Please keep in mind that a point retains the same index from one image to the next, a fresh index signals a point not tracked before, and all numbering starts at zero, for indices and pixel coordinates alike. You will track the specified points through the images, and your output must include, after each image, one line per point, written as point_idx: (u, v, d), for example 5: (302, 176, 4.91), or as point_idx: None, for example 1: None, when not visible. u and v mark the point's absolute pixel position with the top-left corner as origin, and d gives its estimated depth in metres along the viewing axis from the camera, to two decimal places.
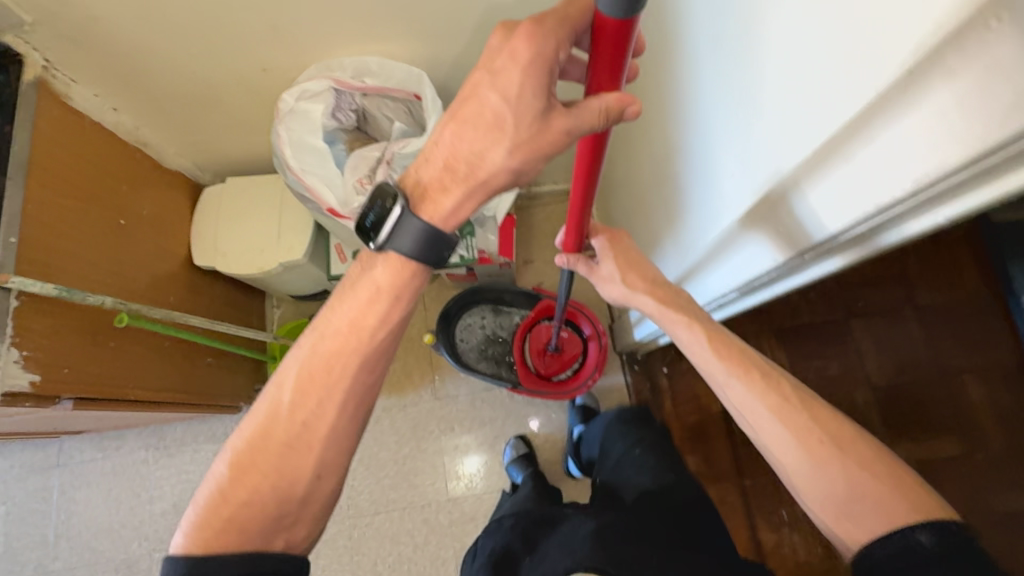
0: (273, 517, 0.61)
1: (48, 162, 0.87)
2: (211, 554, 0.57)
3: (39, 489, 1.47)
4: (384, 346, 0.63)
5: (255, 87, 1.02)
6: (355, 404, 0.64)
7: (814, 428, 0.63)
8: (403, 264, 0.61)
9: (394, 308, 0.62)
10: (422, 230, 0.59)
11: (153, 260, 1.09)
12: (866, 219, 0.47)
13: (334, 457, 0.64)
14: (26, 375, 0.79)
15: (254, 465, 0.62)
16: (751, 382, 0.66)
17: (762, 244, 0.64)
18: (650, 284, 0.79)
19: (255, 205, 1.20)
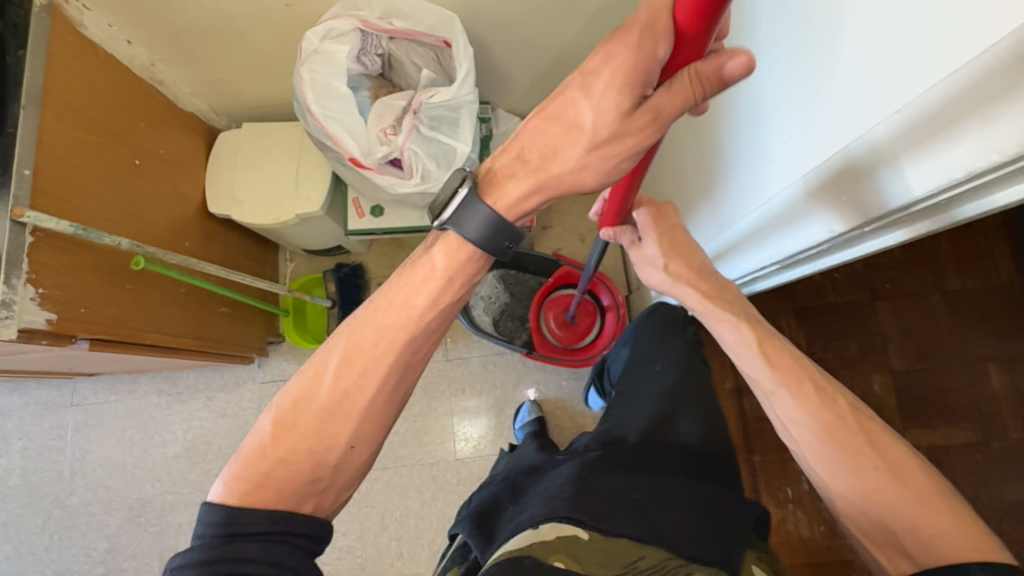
0: (305, 480, 0.59)
1: (64, 93, 0.83)
2: (245, 505, 0.56)
3: (55, 426, 1.50)
4: (431, 327, 0.62)
5: (277, 25, 0.97)
6: (398, 380, 0.62)
7: (872, 455, 0.63)
8: (459, 245, 0.59)
9: (446, 290, 0.60)
10: (490, 221, 0.56)
11: (169, 201, 1.06)
12: (950, 185, 0.43)
13: (371, 431, 0.62)
14: (43, 313, 0.78)
15: (296, 426, 0.60)
16: (802, 395, 0.67)
17: (816, 216, 0.60)
18: (695, 274, 0.73)
19: (272, 153, 1.16)
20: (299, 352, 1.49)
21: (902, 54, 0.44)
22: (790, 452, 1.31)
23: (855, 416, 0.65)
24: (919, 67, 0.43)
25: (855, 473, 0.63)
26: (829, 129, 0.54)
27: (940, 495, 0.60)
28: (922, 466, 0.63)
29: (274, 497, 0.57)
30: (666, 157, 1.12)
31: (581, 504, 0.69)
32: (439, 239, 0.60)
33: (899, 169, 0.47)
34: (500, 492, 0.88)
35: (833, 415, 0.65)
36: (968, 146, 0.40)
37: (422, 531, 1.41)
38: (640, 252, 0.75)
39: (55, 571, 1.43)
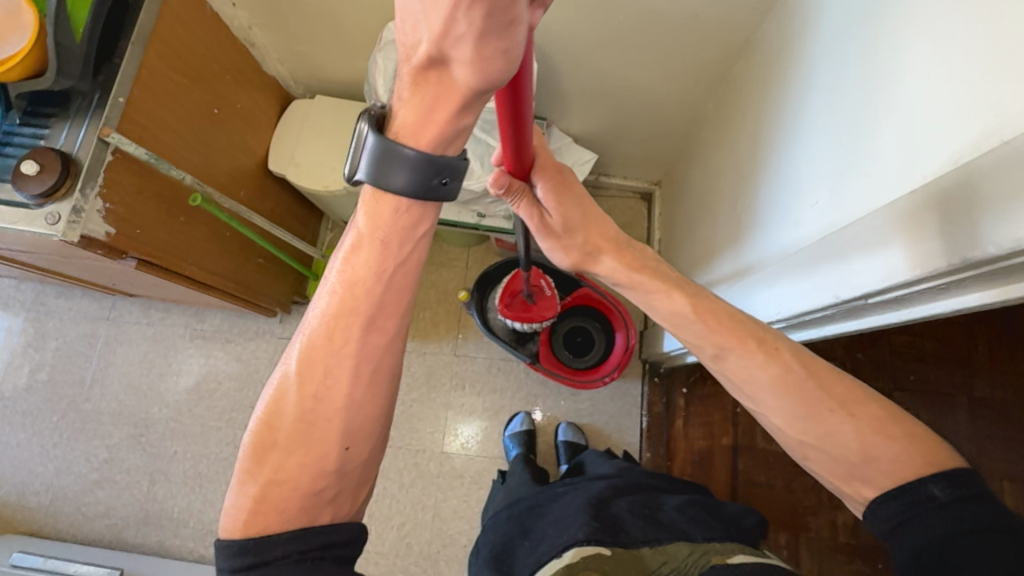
0: (310, 494, 0.54)
1: (167, 37, 0.92)
2: (256, 535, 0.52)
3: (88, 335, 1.61)
4: (387, 298, 0.54)
5: (366, 12, 1.05)
6: (372, 365, 0.56)
7: (823, 397, 0.61)
8: (381, 196, 0.50)
9: (386, 254, 0.52)
10: (410, 159, 0.47)
11: (235, 152, 1.15)
12: (954, 267, 0.43)
13: (362, 426, 0.57)
14: (104, 225, 0.85)
15: (278, 442, 0.55)
16: (749, 356, 0.64)
17: (831, 276, 0.60)
18: (614, 248, 0.76)
19: (336, 125, 1.25)
20: None
21: (950, 125, 0.46)
22: None
23: (801, 362, 0.63)
24: (963, 137, 0.45)
25: (808, 417, 0.62)
26: (879, 183, 0.56)
27: (895, 422, 0.60)
28: (874, 398, 0.62)
29: (284, 519, 0.53)
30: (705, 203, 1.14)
31: (597, 526, 0.79)
32: (359, 198, 0.52)
33: (913, 244, 0.47)
34: (510, 534, 0.93)
35: (782, 365, 0.63)
36: (975, 232, 0.41)
37: (394, 513, 1.44)
38: (549, 229, 0.76)
39: (55, 468, 1.52)
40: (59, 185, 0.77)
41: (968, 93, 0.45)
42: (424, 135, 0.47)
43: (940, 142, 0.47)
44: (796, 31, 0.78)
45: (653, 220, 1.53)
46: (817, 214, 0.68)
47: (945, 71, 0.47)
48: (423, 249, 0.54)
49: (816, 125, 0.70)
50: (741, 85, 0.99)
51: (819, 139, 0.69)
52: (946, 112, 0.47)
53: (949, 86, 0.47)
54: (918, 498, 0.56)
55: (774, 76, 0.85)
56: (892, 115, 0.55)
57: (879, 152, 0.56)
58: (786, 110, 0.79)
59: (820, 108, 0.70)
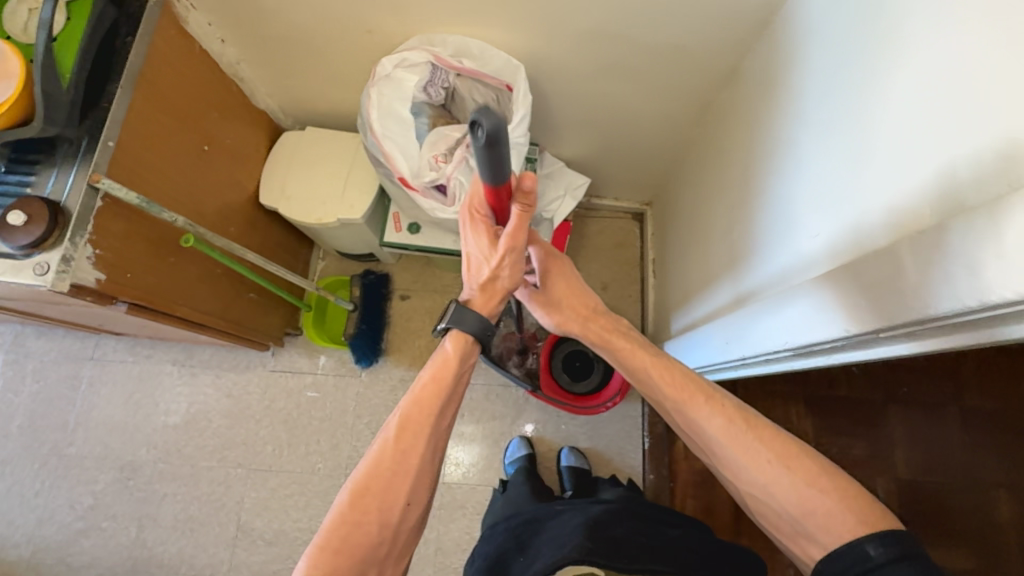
0: (376, 540, 0.64)
1: (155, 78, 0.91)
2: (326, 575, 0.60)
3: (70, 376, 1.55)
4: (458, 392, 0.71)
5: (356, 47, 1.05)
6: (439, 440, 0.69)
7: (762, 449, 0.63)
8: (460, 337, 0.72)
9: (464, 361, 0.71)
10: (479, 316, 0.72)
11: (224, 189, 1.13)
12: (976, 307, 0.42)
13: (423, 489, 0.67)
14: (94, 273, 0.83)
15: (367, 493, 0.64)
16: (695, 409, 0.68)
17: (840, 309, 0.59)
18: (585, 316, 0.81)
19: (327, 157, 1.24)
20: (312, 347, 1.53)
21: (961, 160, 0.46)
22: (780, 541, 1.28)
23: (745, 416, 0.66)
24: (975, 173, 0.45)
25: (745, 467, 0.64)
26: (885, 213, 0.56)
27: (827, 476, 0.60)
28: (807, 451, 0.63)
29: (351, 562, 0.62)
30: (700, 225, 1.15)
31: (593, 546, 0.79)
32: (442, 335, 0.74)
33: (927, 282, 0.46)
34: (507, 545, 0.94)
35: (727, 417, 0.66)
36: (990, 274, 0.40)
37: None
38: (537, 300, 0.84)
39: (37, 517, 1.46)
40: (47, 235, 0.75)
41: (979, 129, 0.44)
42: (484, 306, 0.73)
43: (950, 176, 0.47)
44: (789, 59, 0.79)
45: (645, 239, 1.54)
46: (819, 240, 0.68)
47: (955, 107, 0.47)
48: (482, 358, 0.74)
49: (815, 153, 0.70)
50: (731, 111, 1.01)
51: (818, 168, 0.69)
52: (955, 147, 0.47)
53: (959, 122, 0.47)
54: (854, 559, 0.56)
55: (767, 102, 0.85)
56: (897, 147, 0.54)
57: (883, 183, 0.56)
58: (780, 138, 0.80)
59: (818, 135, 0.70)
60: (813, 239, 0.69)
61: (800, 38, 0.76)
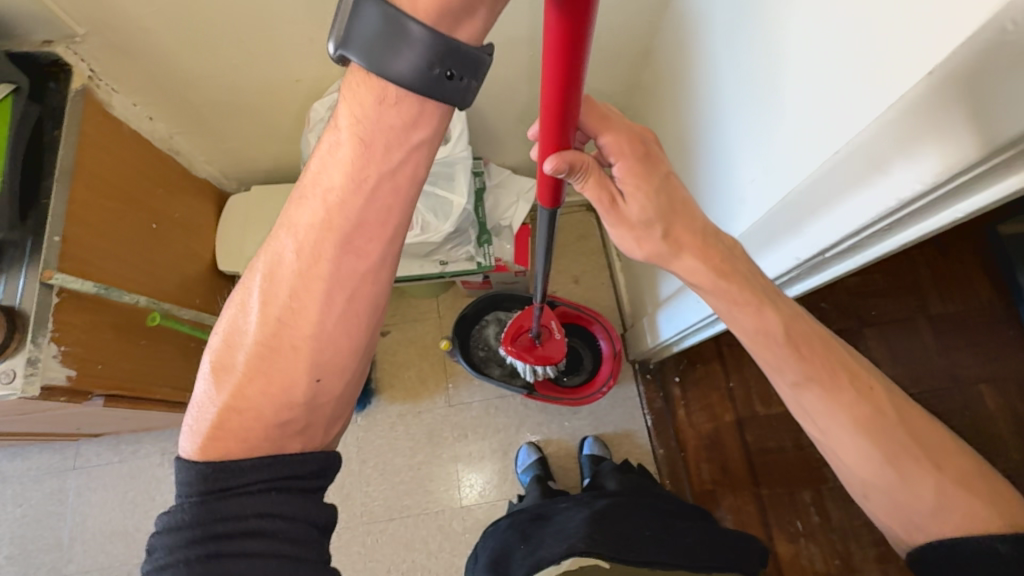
0: (275, 423, 0.52)
1: (91, 165, 0.90)
2: (215, 460, 0.50)
3: (55, 491, 1.48)
4: (367, 216, 0.50)
5: (286, 97, 1.07)
6: (346, 288, 0.52)
7: (911, 446, 0.61)
8: (373, 85, 0.47)
9: (361, 161, 0.49)
10: (415, 43, 0.44)
11: (183, 261, 1.12)
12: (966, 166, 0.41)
13: (334, 356, 0.53)
14: (64, 370, 0.81)
15: (236, 364, 0.53)
16: (838, 390, 0.62)
17: (816, 231, 0.58)
18: (697, 241, 0.64)
19: (279, 211, 1.24)
20: None
21: (860, 70, 0.49)
22: (797, 482, 1.32)
23: (892, 405, 0.62)
24: (870, 80, 0.48)
25: (891, 467, 0.61)
26: (806, 140, 0.58)
27: (975, 477, 0.60)
28: (956, 449, 0.62)
29: (250, 445, 0.51)
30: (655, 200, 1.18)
31: (601, 538, 0.82)
32: (345, 83, 0.49)
33: (876, 178, 0.48)
34: (510, 541, 0.95)
35: (873, 408, 0.62)
36: (948, 140, 0.41)
37: None
38: (620, 211, 0.63)
39: None
40: (7, 343, 0.74)
41: (867, 38, 0.47)
42: (427, 6, 0.43)
43: (853, 89, 0.50)
44: (694, 34, 0.85)
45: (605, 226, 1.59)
46: (757, 183, 0.71)
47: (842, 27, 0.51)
48: (412, 163, 0.50)
49: (740, 104, 0.73)
50: (653, 88, 1.07)
51: (744, 117, 0.72)
52: (850, 62, 0.50)
53: (847, 40, 0.50)
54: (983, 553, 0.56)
55: (684, 74, 0.90)
56: (804, 77, 0.58)
57: (799, 113, 0.59)
58: (699, 104, 0.87)
59: (740, 90, 0.74)
60: (753, 184, 0.72)
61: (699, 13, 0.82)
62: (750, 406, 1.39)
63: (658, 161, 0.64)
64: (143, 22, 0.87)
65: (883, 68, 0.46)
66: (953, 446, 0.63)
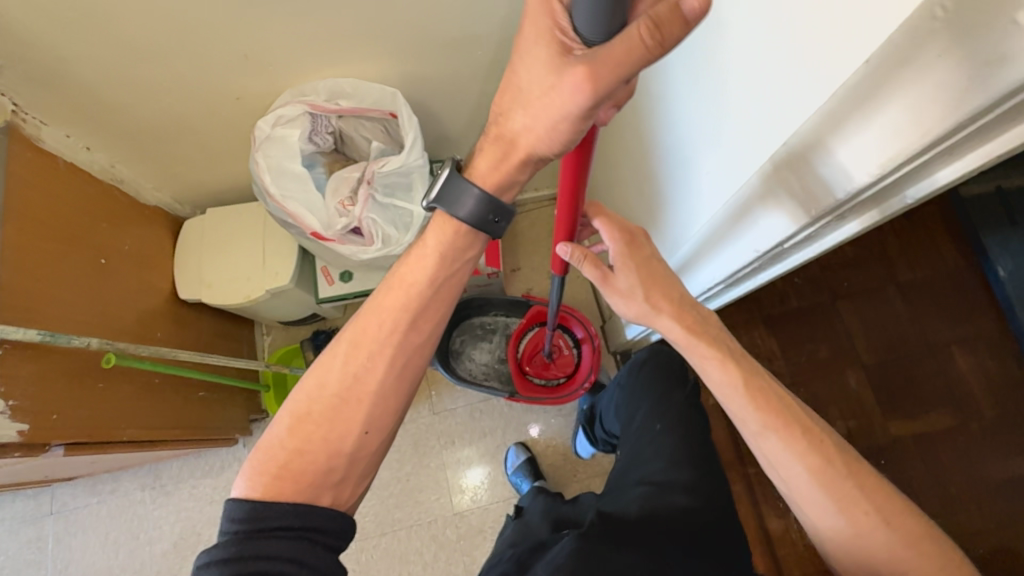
0: (322, 470, 0.61)
1: (24, 206, 0.86)
2: (269, 498, 0.58)
3: (34, 539, 1.43)
4: (429, 303, 0.65)
5: (231, 117, 1.02)
6: (404, 362, 0.65)
7: (861, 500, 0.65)
8: (449, 222, 0.63)
9: (439, 266, 0.64)
10: (478, 197, 0.61)
11: (138, 294, 1.08)
12: (874, 181, 0.46)
13: (381, 415, 0.64)
14: (15, 425, 0.78)
15: (308, 413, 0.63)
16: (795, 442, 0.67)
17: (774, 226, 0.59)
18: (675, 308, 0.71)
19: (237, 233, 1.20)
20: None
21: (790, 65, 0.47)
22: None
23: (842, 457, 0.66)
24: (813, 65, 0.44)
25: (843, 515, 0.65)
26: (761, 130, 0.54)
27: (926, 537, 0.64)
28: (910, 509, 0.65)
29: (298, 488, 0.59)
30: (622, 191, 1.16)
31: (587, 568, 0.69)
32: (429, 223, 0.65)
33: (820, 176, 0.50)
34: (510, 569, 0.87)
35: (821, 458, 0.66)
36: (887, 137, 0.42)
37: None
38: (615, 286, 0.71)
39: None
40: None
41: (801, 23, 0.44)
42: (486, 178, 0.61)
43: (789, 84, 0.48)
44: None
45: None
46: (714, 176, 0.67)
47: (775, 11, 0.48)
48: (467, 270, 0.67)
49: (685, 95, 0.70)
50: None
51: (691, 109, 0.69)
52: (787, 50, 0.47)
53: (779, 27, 0.47)
54: None
55: None
56: (738, 70, 0.56)
57: (744, 104, 0.56)
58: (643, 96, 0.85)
59: (678, 82, 0.72)
60: (711, 176, 0.68)
61: None
62: None
63: (643, 247, 0.72)
64: (62, 51, 0.82)
65: (820, 55, 0.43)
66: (908, 506, 0.66)
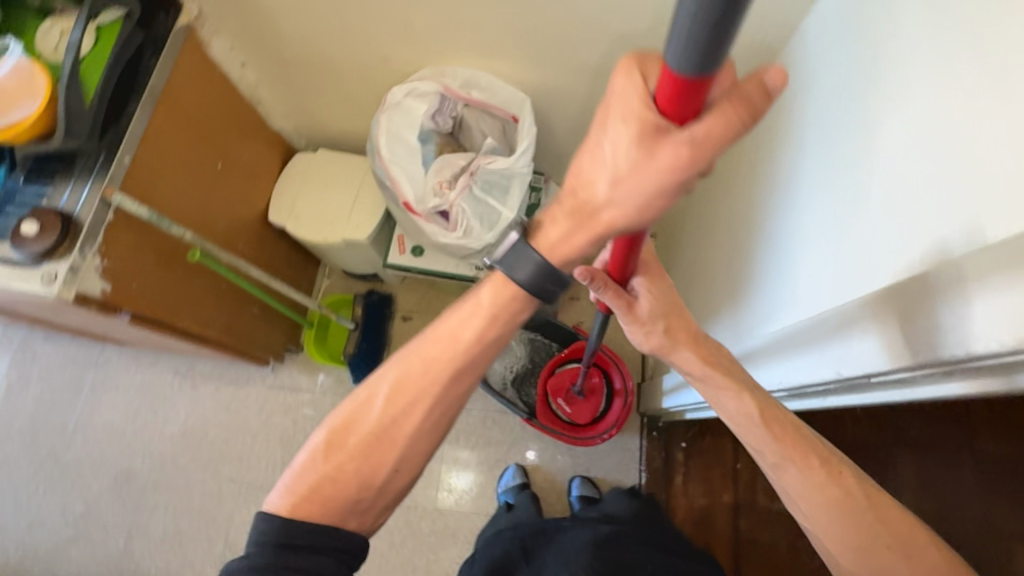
0: (352, 500, 0.62)
1: (176, 97, 0.94)
2: (299, 517, 0.60)
3: (73, 382, 1.57)
4: (475, 362, 0.62)
5: (371, 74, 1.09)
6: (441, 411, 0.63)
7: (883, 533, 0.60)
8: (503, 279, 0.59)
9: (492, 327, 0.60)
10: (539, 263, 0.56)
11: (236, 204, 1.16)
12: (971, 356, 0.42)
13: (413, 454, 0.64)
14: (101, 282, 0.85)
15: (344, 444, 0.63)
16: (812, 473, 0.62)
17: (868, 353, 0.54)
18: (693, 341, 0.69)
19: (336, 179, 1.26)
20: (311, 364, 1.53)
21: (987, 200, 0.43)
22: None
23: (864, 490, 0.62)
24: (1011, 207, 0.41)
25: (862, 550, 0.60)
26: (895, 264, 0.53)
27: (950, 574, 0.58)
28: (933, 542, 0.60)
29: (323, 512, 0.61)
30: (712, 256, 1.13)
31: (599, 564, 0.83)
32: (485, 277, 0.61)
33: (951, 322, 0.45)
34: (512, 549, 0.96)
35: (840, 491, 0.61)
36: None
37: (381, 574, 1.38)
38: (636, 314, 0.69)
39: (30, 521, 1.47)
40: (58, 244, 0.79)
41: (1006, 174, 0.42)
42: (552, 248, 0.55)
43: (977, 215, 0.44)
44: (791, 113, 0.82)
45: None
46: (822, 284, 0.67)
47: (956, 160, 0.47)
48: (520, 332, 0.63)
49: (822, 199, 0.70)
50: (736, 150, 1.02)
51: (822, 214, 0.69)
52: (982, 196, 0.44)
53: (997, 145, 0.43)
54: None
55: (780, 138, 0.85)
56: (918, 182, 0.52)
57: (913, 220, 0.52)
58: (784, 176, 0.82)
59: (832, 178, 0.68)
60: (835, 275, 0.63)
61: (811, 81, 0.78)
62: (750, 493, 1.32)
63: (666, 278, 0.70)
64: None
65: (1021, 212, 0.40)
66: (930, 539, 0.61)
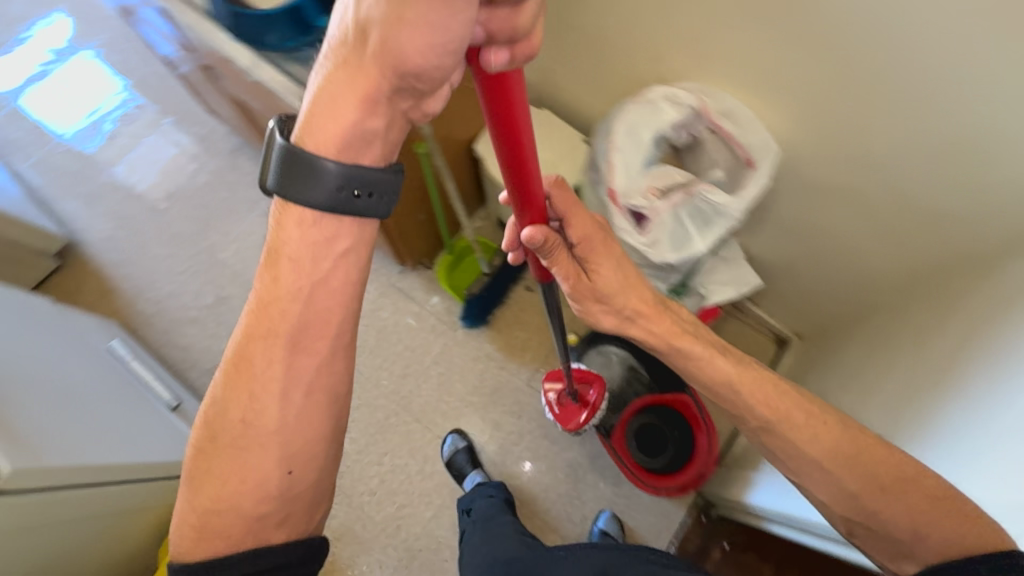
0: (260, 499, 0.68)
1: None
2: (204, 555, 0.66)
3: (250, 199, 1.79)
4: (306, 312, 0.66)
5: (633, 66, 1.12)
6: (296, 384, 0.67)
7: (876, 487, 0.74)
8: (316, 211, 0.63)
9: (309, 245, 0.63)
10: (328, 167, 0.60)
11: (459, 121, 1.26)
12: None
13: (300, 450, 0.69)
14: None
15: (207, 462, 0.68)
16: (800, 438, 0.77)
17: None
18: (653, 310, 0.83)
19: (545, 141, 1.33)
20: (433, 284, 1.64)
21: None
22: None
23: (854, 443, 0.76)
24: None
25: (853, 490, 0.74)
26: None
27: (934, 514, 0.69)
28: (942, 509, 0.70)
29: (233, 509, 0.67)
30: (924, 358, 0.96)
31: None
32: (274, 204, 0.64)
33: None
34: None
35: (830, 444, 0.76)
36: None
37: (401, 491, 1.45)
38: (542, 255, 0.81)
39: (171, 289, 1.71)
40: None
41: None
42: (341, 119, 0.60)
43: None
44: None
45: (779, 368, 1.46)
46: (1016, 468, 0.66)
47: None
48: (340, 256, 0.65)
49: None
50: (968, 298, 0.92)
51: None
52: None
53: None
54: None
55: None
56: None
57: None
58: None
59: None
60: None
61: None
62: None
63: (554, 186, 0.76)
64: None
65: None
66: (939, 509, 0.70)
